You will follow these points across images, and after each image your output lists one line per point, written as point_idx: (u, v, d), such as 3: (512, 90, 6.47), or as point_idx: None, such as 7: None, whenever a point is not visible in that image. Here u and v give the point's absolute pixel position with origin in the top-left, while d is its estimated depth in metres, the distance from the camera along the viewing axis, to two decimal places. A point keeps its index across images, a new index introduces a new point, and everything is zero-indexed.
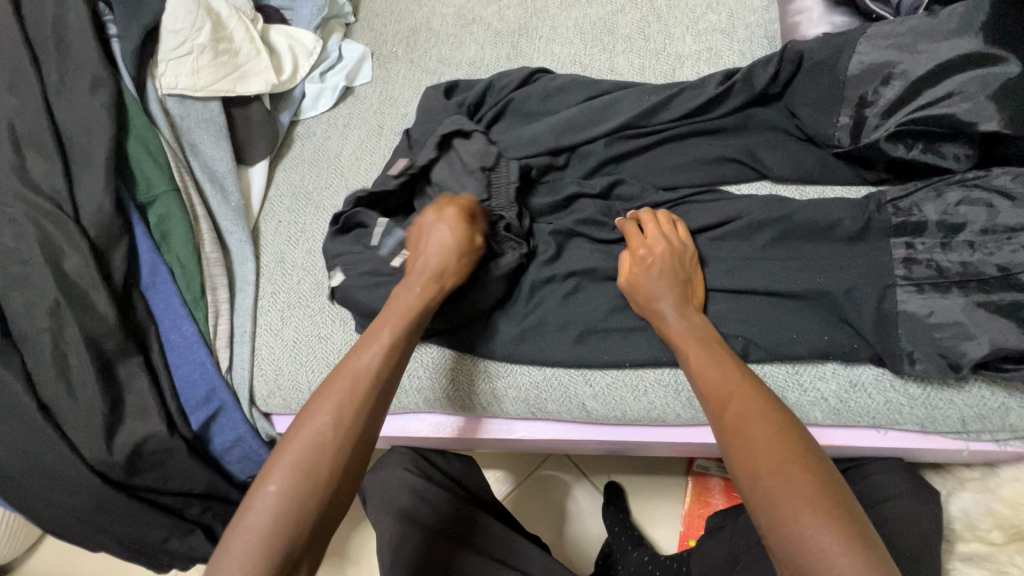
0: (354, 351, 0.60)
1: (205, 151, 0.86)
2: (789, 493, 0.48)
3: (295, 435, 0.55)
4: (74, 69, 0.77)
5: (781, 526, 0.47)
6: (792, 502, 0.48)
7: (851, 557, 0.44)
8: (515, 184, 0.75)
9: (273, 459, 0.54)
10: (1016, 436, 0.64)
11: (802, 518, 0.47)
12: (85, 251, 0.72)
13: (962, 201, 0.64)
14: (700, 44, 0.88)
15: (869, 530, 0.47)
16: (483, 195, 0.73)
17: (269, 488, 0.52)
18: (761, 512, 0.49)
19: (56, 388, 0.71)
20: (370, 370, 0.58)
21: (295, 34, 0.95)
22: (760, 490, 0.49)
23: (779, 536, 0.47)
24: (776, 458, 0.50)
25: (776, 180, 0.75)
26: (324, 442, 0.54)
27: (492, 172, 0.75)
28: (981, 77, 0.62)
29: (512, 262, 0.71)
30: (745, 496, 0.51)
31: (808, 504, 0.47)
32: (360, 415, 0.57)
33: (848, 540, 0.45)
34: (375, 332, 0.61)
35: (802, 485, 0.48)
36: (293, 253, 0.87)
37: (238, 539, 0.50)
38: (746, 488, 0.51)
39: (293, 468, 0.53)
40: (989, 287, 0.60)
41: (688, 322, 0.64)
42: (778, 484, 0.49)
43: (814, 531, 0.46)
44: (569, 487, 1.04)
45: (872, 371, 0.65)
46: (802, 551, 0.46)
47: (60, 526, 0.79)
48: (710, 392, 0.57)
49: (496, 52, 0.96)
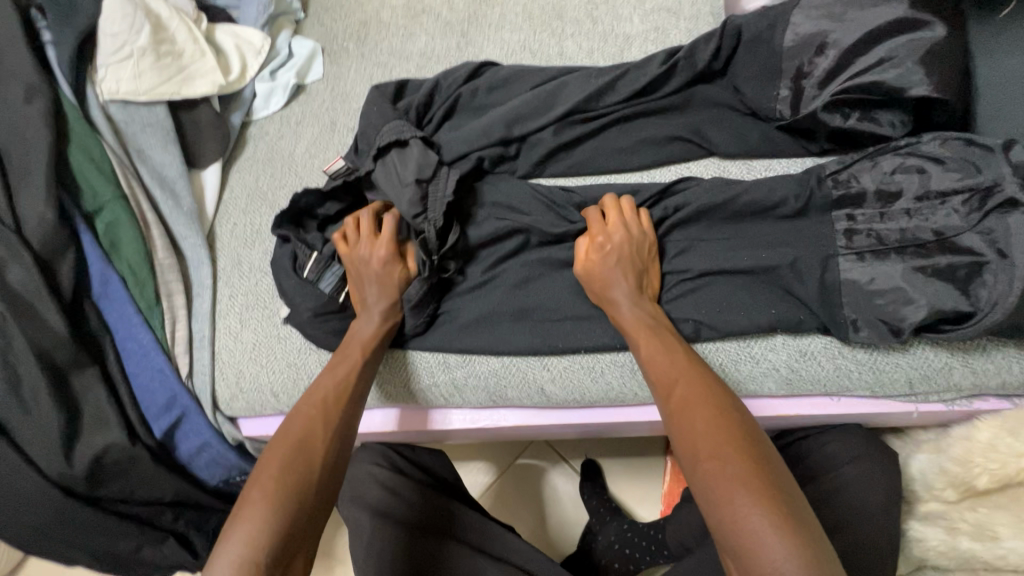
0: (329, 370, 0.65)
1: (152, 156, 0.84)
2: (725, 473, 0.48)
3: (280, 446, 0.57)
4: (7, 78, 0.75)
5: (717, 506, 0.47)
6: (727, 483, 0.47)
7: (781, 539, 0.44)
8: (451, 198, 0.73)
9: (268, 460, 0.56)
10: (962, 395, 0.66)
11: (737, 499, 0.46)
12: (29, 263, 0.71)
13: (897, 169, 0.65)
14: (647, 24, 0.88)
15: (803, 512, 0.46)
16: (415, 209, 0.72)
17: (266, 483, 0.53)
18: (700, 494, 0.49)
19: (8, 404, 0.70)
20: (348, 381, 0.64)
21: (241, 32, 0.93)
22: (702, 469, 0.49)
23: (715, 518, 0.47)
24: (715, 440, 0.50)
25: (724, 157, 0.75)
26: (312, 445, 0.57)
27: (428, 184, 0.73)
28: (910, 42, 0.63)
29: (418, 291, 0.71)
30: (689, 478, 0.51)
31: (743, 486, 0.47)
32: (345, 419, 0.61)
33: (780, 519, 0.45)
34: (349, 352, 0.67)
35: (738, 465, 0.48)
36: (250, 254, 0.86)
37: (234, 540, 0.50)
38: (688, 469, 0.51)
39: (283, 470, 0.54)
40: (927, 252, 0.61)
41: (637, 307, 0.65)
42: (717, 464, 0.49)
43: (746, 513, 0.45)
44: (546, 473, 1.05)
45: (820, 340, 0.66)
46: (735, 533, 0.45)
47: (27, 543, 0.78)
48: (659, 377, 0.58)
49: (445, 43, 0.95)
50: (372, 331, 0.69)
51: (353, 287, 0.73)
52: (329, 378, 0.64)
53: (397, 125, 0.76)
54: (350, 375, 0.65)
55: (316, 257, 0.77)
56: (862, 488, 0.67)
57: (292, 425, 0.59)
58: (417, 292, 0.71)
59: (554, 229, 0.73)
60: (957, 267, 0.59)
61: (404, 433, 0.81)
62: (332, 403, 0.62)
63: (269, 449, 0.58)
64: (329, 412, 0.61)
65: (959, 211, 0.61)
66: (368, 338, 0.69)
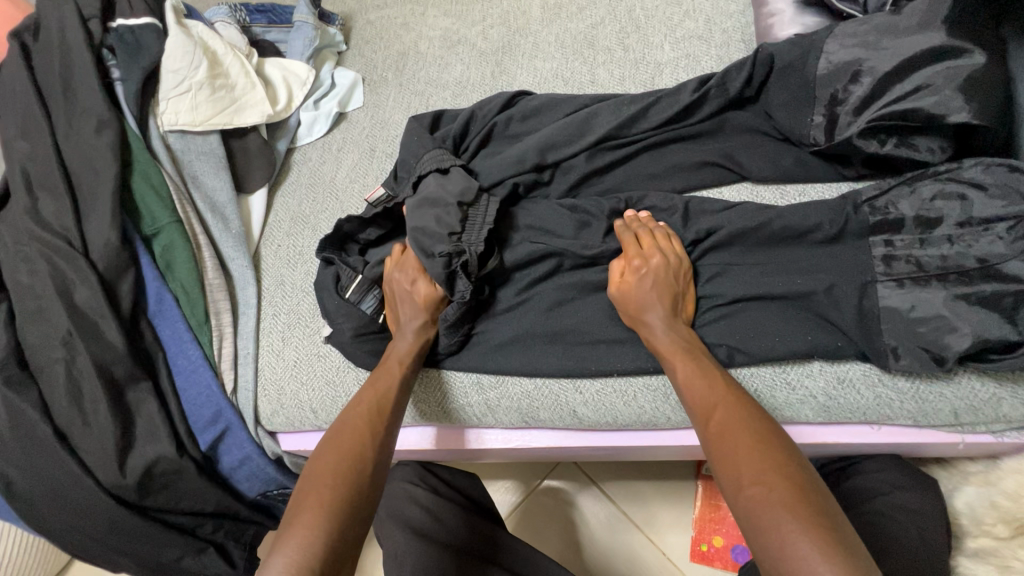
0: (368, 385, 0.67)
1: (205, 182, 0.89)
2: (770, 499, 0.48)
3: (324, 459, 0.59)
4: (80, 113, 0.82)
5: (763, 532, 0.47)
6: (772, 508, 0.47)
7: (830, 567, 0.42)
8: (491, 223, 0.75)
9: (314, 473, 0.58)
10: (1011, 427, 0.64)
11: (783, 525, 0.46)
12: (93, 283, 0.76)
13: (937, 195, 0.64)
14: (678, 51, 0.90)
15: (853, 540, 0.45)
16: (453, 229, 0.74)
17: (311, 496, 0.55)
18: (744, 519, 0.49)
19: (70, 415, 0.75)
20: (388, 398, 0.66)
21: (289, 65, 0.99)
22: (747, 493, 0.49)
23: (760, 542, 0.47)
24: (757, 466, 0.50)
25: (756, 181, 0.76)
26: (356, 459, 0.59)
27: (470, 207, 0.76)
28: (947, 69, 0.63)
29: (455, 312, 0.73)
30: (732, 502, 0.51)
31: (789, 512, 0.46)
32: (385, 435, 0.63)
33: (830, 547, 0.44)
34: (387, 368, 0.69)
35: (784, 491, 0.48)
36: (293, 274, 0.90)
37: (280, 549, 0.52)
38: (731, 494, 0.51)
39: (330, 482, 0.56)
40: (969, 279, 0.60)
41: (671, 328, 0.65)
42: (761, 489, 0.48)
43: (795, 539, 0.45)
44: (576, 496, 1.04)
45: (858, 367, 0.65)
46: (782, 560, 0.45)
47: (80, 549, 0.82)
48: (697, 399, 0.59)
49: (481, 71, 0.99)
50: (407, 346, 0.71)
51: (393, 309, 0.77)
52: (368, 394, 0.66)
53: (437, 154, 0.80)
54: (387, 393, 0.66)
55: (359, 281, 0.79)
56: (903, 517, 0.65)
57: (335, 439, 0.61)
58: (455, 313, 0.73)
59: (587, 251, 0.74)
60: (1003, 295, 0.58)
61: (438, 453, 0.83)
62: (373, 419, 0.63)
63: (313, 461, 0.60)
64: (372, 427, 0.62)
65: (1003, 238, 0.60)
66: (404, 353, 0.71)
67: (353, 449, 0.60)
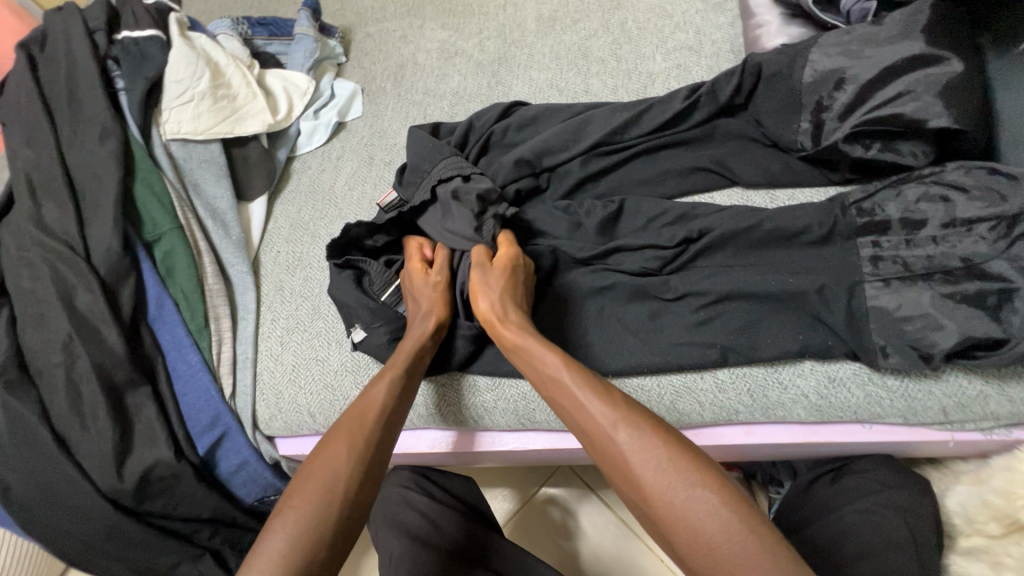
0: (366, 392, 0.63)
1: (206, 189, 0.91)
2: (703, 500, 0.45)
3: (310, 466, 0.56)
4: (85, 122, 0.84)
5: (695, 536, 0.44)
6: (708, 509, 0.44)
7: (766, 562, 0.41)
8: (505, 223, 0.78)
9: (293, 483, 0.55)
10: (999, 425, 0.65)
11: (718, 526, 0.43)
12: (95, 288, 0.77)
13: (921, 198, 0.66)
14: (669, 61, 0.93)
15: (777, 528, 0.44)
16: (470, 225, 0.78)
17: (288, 511, 0.52)
18: (669, 526, 0.45)
19: (69, 419, 0.76)
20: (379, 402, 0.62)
21: (290, 77, 1.01)
22: (666, 508, 0.46)
23: (692, 546, 0.44)
24: (685, 466, 0.47)
25: (746, 186, 0.78)
26: (333, 470, 0.55)
27: (489, 203, 0.78)
28: (927, 77, 0.65)
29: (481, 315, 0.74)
30: (657, 511, 0.46)
31: (721, 509, 0.44)
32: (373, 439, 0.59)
33: (762, 539, 0.42)
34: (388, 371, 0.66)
35: (715, 490, 0.45)
36: (292, 280, 0.91)
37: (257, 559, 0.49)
38: (658, 504, 0.46)
39: (311, 491, 0.53)
40: (953, 278, 0.62)
41: (545, 342, 0.62)
42: (691, 492, 0.45)
43: (731, 538, 0.43)
44: (575, 502, 1.04)
45: (849, 367, 0.66)
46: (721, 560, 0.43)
47: (75, 556, 0.81)
48: (592, 418, 0.52)
49: (477, 82, 1.01)
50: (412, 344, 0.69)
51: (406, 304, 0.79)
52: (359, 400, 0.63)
53: (455, 160, 0.81)
54: (389, 395, 0.63)
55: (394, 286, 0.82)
56: (891, 515, 0.66)
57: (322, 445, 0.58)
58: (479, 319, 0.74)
59: (579, 253, 0.76)
60: (987, 294, 0.60)
61: (436, 457, 0.84)
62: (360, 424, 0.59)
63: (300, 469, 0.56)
64: (371, 422, 0.60)
65: (985, 238, 0.62)
66: (411, 352, 0.68)
67: (350, 449, 0.57)
